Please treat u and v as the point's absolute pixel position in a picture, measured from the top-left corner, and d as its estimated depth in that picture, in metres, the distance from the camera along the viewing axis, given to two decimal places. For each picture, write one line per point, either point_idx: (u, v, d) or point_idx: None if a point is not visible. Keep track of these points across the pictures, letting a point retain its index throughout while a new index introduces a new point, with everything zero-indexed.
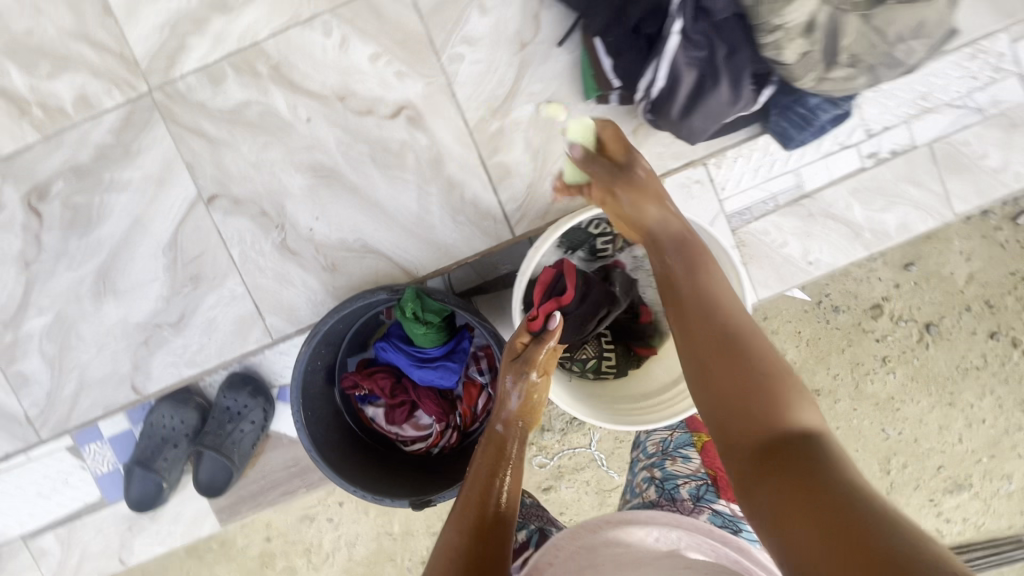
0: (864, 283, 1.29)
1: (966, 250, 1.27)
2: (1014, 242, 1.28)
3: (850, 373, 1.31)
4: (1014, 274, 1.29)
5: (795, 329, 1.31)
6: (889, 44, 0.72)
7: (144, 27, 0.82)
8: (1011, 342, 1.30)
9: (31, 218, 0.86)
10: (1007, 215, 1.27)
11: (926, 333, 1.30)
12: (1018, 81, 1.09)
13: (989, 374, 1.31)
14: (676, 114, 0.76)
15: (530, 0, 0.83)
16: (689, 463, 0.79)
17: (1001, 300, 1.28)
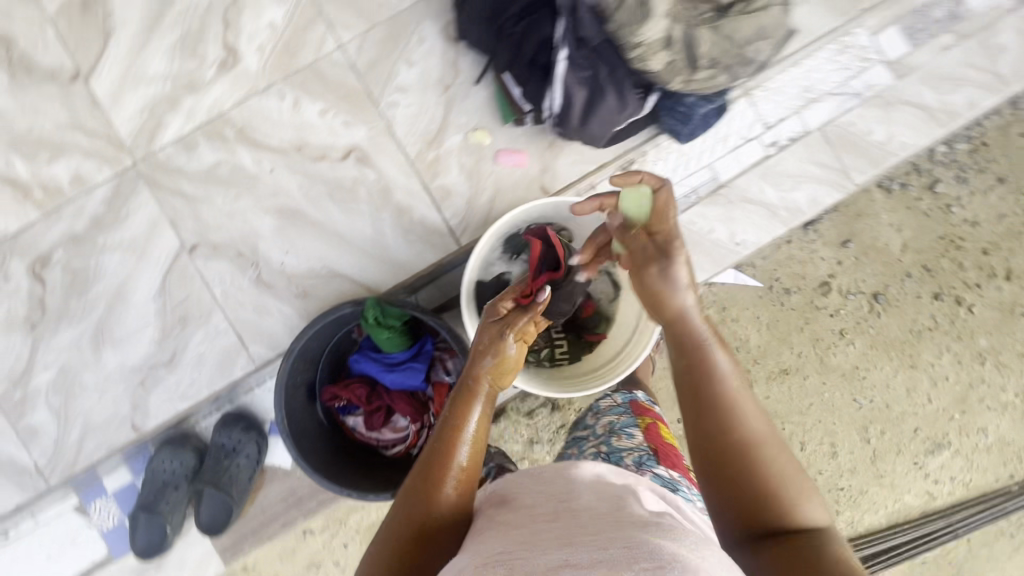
0: (810, 265, 1.46)
1: (895, 224, 1.47)
2: (936, 210, 1.49)
3: (814, 349, 1.48)
4: (942, 239, 1.49)
5: (754, 315, 1.46)
6: (739, 47, 0.88)
7: (127, 111, 0.97)
8: (954, 301, 1.49)
9: (35, 285, 0.98)
10: (924, 187, 1.48)
11: (875, 302, 1.48)
12: (884, 67, 1.26)
13: (942, 333, 1.50)
14: (577, 124, 0.91)
15: (449, 51, 0.99)
16: (632, 438, 0.84)
17: (935, 265, 1.48)
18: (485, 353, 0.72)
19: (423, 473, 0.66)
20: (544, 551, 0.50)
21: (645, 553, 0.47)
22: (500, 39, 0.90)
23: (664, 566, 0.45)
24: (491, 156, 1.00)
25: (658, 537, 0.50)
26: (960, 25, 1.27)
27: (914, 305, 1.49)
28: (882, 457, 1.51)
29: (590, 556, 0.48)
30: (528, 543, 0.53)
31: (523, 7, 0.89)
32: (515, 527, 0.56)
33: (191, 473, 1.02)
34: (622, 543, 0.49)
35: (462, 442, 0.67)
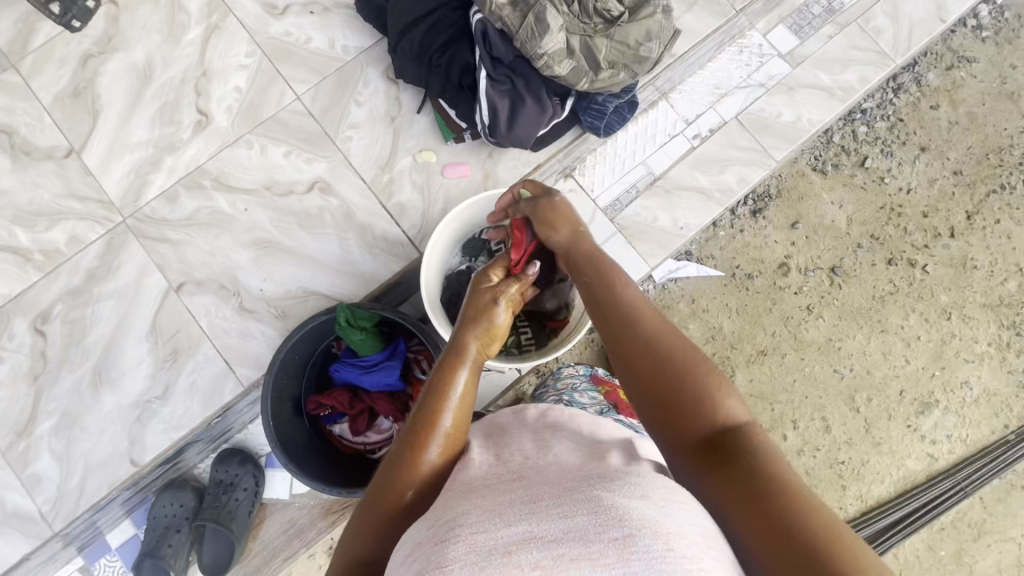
0: (765, 248, 1.49)
1: (837, 200, 1.52)
2: (873, 181, 1.53)
3: (785, 328, 1.48)
4: (884, 207, 1.53)
5: (723, 303, 1.47)
6: (633, 48, 1.03)
7: (115, 176, 1.11)
8: (908, 264, 1.53)
9: (37, 339, 1.07)
10: (855, 163, 1.53)
11: (835, 275, 1.51)
12: (780, 59, 1.43)
13: (904, 295, 1.52)
14: (505, 131, 1.04)
15: (391, 89, 1.15)
16: (592, 396, 0.97)
17: (882, 232, 1.52)
18: (473, 322, 0.69)
19: (409, 440, 0.60)
20: (510, 517, 0.46)
21: (612, 519, 0.44)
22: (430, 70, 1.06)
23: (632, 533, 0.43)
24: (438, 171, 1.13)
25: (624, 497, 0.47)
26: (839, 17, 1.46)
27: (872, 274, 1.52)
28: (875, 426, 1.51)
29: (559, 525, 0.45)
30: (494, 508, 0.48)
31: (444, 42, 1.05)
32: (480, 489, 0.53)
33: (191, 513, 1.11)
34: (589, 509, 0.46)
35: (450, 407, 0.62)
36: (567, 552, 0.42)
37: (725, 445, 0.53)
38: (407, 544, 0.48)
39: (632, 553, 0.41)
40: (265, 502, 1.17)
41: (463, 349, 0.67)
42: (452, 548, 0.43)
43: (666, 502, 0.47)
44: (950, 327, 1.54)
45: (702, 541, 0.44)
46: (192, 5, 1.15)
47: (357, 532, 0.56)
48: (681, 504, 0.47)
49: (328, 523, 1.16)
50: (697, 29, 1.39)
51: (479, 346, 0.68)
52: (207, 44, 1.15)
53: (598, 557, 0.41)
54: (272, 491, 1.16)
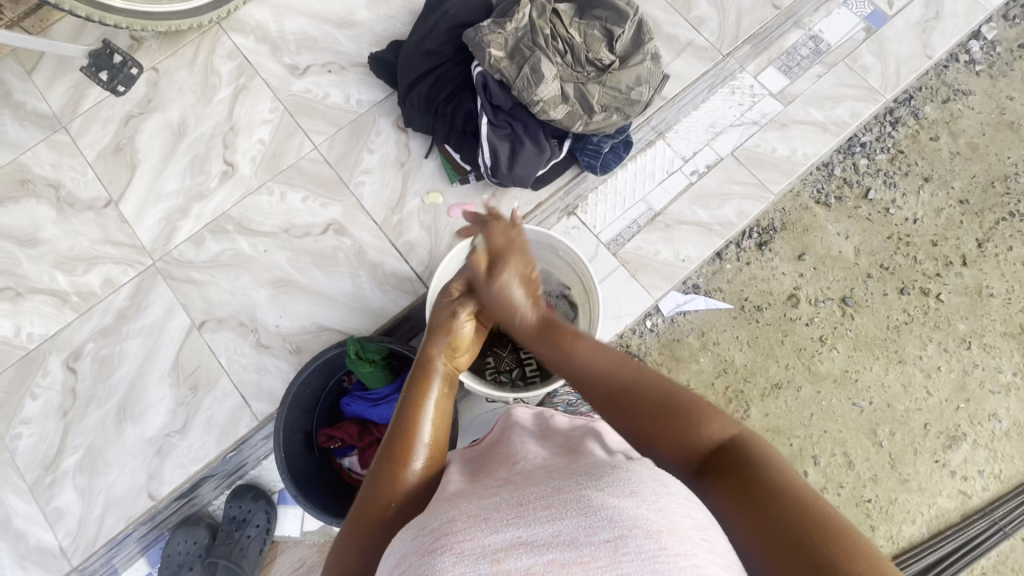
0: (773, 279, 1.51)
1: (842, 230, 1.53)
2: (877, 212, 1.55)
3: (798, 359, 1.47)
4: (892, 237, 1.54)
5: (733, 335, 1.47)
6: (624, 93, 1.10)
7: (148, 223, 1.20)
8: (921, 293, 1.52)
9: (68, 376, 1.14)
10: (858, 196, 1.55)
11: (846, 305, 1.51)
12: (772, 98, 1.50)
13: (919, 325, 1.51)
14: (507, 171, 1.10)
15: (401, 137, 1.24)
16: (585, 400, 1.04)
17: (891, 261, 1.53)
18: (437, 331, 0.74)
19: (388, 454, 0.63)
20: (496, 522, 0.47)
21: (601, 520, 0.45)
22: (436, 118, 1.15)
23: (623, 534, 0.43)
24: (445, 211, 1.20)
25: (614, 496, 0.47)
26: (826, 57, 1.53)
27: (884, 304, 1.51)
28: (901, 461, 1.45)
29: (548, 529, 0.45)
30: (480, 513, 0.49)
31: (448, 93, 1.14)
32: (468, 496, 0.54)
33: (204, 550, 1.14)
34: (578, 510, 0.46)
35: (425, 420, 0.66)
36: (557, 557, 0.43)
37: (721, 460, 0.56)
38: (394, 554, 0.48)
39: (624, 554, 0.42)
40: (278, 539, 1.18)
41: (429, 363, 0.71)
42: (441, 559, 0.43)
43: (657, 496, 0.47)
44: (972, 356, 1.51)
45: (692, 533, 0.45)
46: (223, 69, 1.28)
47: (345, 546, 0.58)
48: (673, 495, 0.48)
49: None
50: (688, 73, 1.47)
51: (444, 360, 0.72)
52: (235, 103, 1.26)
53: (591, 560, 0.42)
54: (283, 528, 1.18)
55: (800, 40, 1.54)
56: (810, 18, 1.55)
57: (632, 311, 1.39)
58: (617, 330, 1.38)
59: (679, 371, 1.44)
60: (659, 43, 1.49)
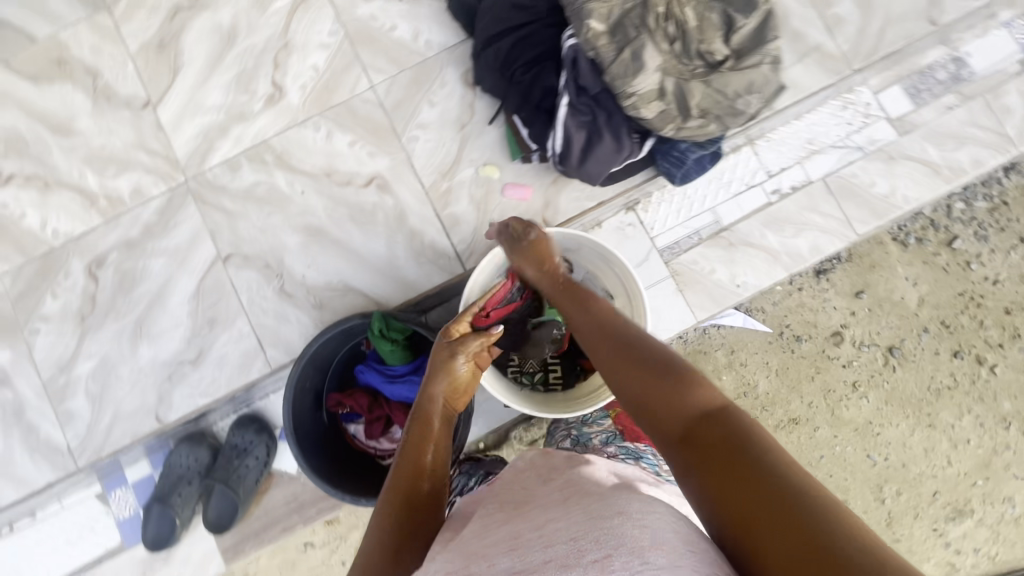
0: (821, 312, 1.40)
1: (911, 276, 1.40)
2: (956, 264, 1.40)
3: (822, 400, 1.39)
4: (962, 294, 1.40)
5: (763, 360, 1.39)
6: (730, 99, 0.95)
7: (184, 136, 1.12)
8: (975, 360, 1.40)
9: (89, 282, 1.11)
10: (940, 242, 1.40)
11: (890, 355, 1.40)
12: (887, 123, 1.31)
13: (962, 393, 1.41)
14: (576, 164, 0.99)
15: (466, 95, 1.11)
16: (601, 424, 0.96)
17: (953, 319, 1.40)
18: (438, 376, 0.77)
19: (393, 500, 0.63)
20: (494, 556, 0.49)
21: (588, 542, 0.46)
22: (510, 85, 1.01)
23: (609, 553, 0.44)
24: (499, 189, 1.09)
25: (601, 519, 0.48)
26: (963, 87, 1.32)
27: (932, 363, 1.40)
28: (898, 521, 1.41)
29: (542, 556, 0.47)
30: (478, 551, 0.51)
31: (530, 59, 1.00)
32: (471, 536, 0.55)
33: (204, 468, 1.15)
34: (569, 535, 0.48)
35: (422, 457, 0.68)
36: None
37: (707, 426, 0.55)
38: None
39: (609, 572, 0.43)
40: (275, 471, 1.20)
41: (431, 403, 0.75)
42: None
43: (643, 515, 0.48)
44: (1008, 436, 1.41)
45: (678, 543, 0.45)
46: None
47: None
48: (660, 517, 0.48)
49: (329, 506, 1.19)
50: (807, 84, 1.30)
51: (443, 402, 0.75)
52: (292, 16, 1.13)
53: None
54: (282, 463, 1.19)
55: (940, 60, 1.32)
56: (959, 35, 1.32)
57: (672, 328, 1.30)
58: None
59: None
60: (782, 40, 1.32)
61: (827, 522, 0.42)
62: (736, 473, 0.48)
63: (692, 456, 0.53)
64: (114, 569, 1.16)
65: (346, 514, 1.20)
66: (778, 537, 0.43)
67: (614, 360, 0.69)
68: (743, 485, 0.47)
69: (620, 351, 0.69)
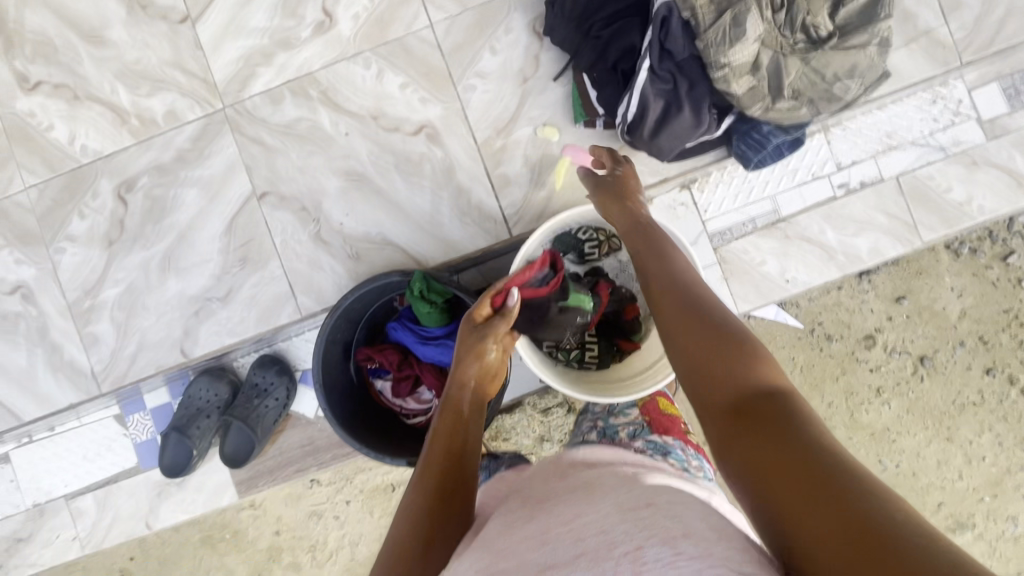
0: (858, 314, 1.34)
1: (959, 288, 1.33)
2: (1008, 280, 1.33)
3: (844, 402, 1.36)
4: (1008, 311, 1.33)
5: (790, 356, 1.35)
6: (828, 82, 0.86)
7: (224, 58, 1.04)
8: (1006, 380, 1.35)
9: (118, 205, 1.06)
10: (995, 255, 1.32)
11: (921, 365, 1.35)
12: (976, 124, 1.21)
13: (987, 411, 1.36)
14: (647, 135, 0.91)
15: (533, 45, 1.01)
16: (628, 416, 0.90)
17: (994, 336, 1.33)
18: (468, 362, 0.74)
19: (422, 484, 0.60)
20: (522, 549, 0.45)
21: (618, 535, 0.42)
22: (585, 40, 0.93)
23: (640, 545, 0.40)
24: (556, 152, 1.02)
25: (634, 513, 0.44)
26: None
27: (962, 377, 1.35)
28: None
29: (571, 549, 0.43)
30: (506, 548, 0.47)
31: (613, 13, 0.91)
32: (495, 531, 0.52)
33: (224, 404, 1.15)
34: (597, 528, 0.44)
35: (452, 446, 0.64)
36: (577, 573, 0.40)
37: (761, 398, 0.48)
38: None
39: (641, 565, 0.39)
40: (292, 413, 1.18)
41: (461, 389, 0.72)
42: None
43: (673, 514, 0.44)
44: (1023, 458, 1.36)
45: (714, 541, 0.40)
46: None
47: None
48: (692, 515, 0.44)
49: (344, 454, 1.18)
50: (902, 72, 1.20)
51: (474, 387, 0.73)
52: None
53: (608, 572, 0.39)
54: (300, 406, 1.18)
55: None
56: None
57: None
58: None
59: None
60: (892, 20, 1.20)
61: (871, 504, 0.36)
62: (787, 463, 0.41)
63: (731, 423, 0.48)
64: (130, 491, 1.17)
65: (357, 465, 1.19)
66: (808, 511, 0.38)
67: (670, 310, 0.62)
68: (793, 472, 0.40)
69: (676, 298, 0.63)
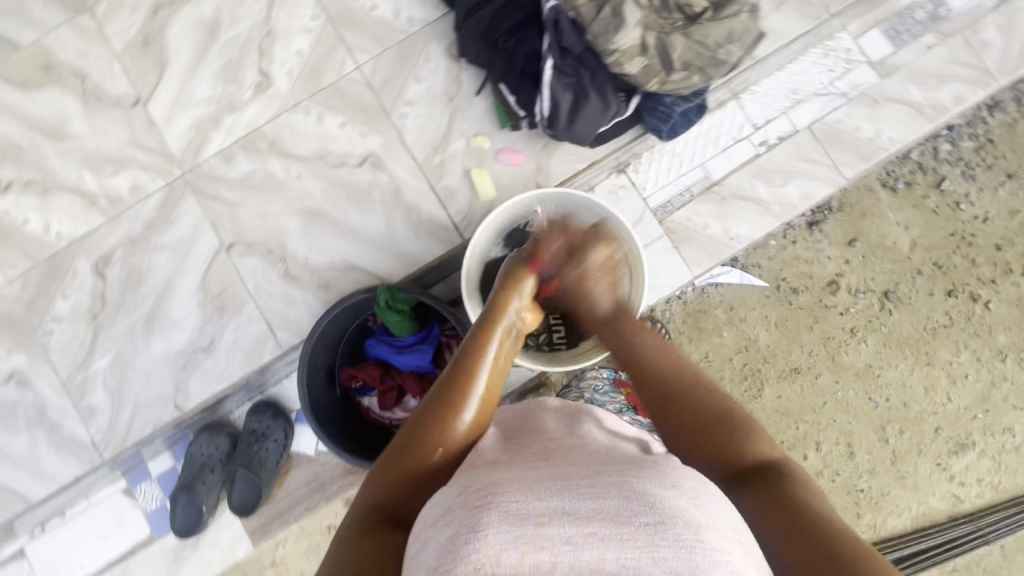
0: (816, 263, 1.39)
1: (903, 221, 1.39)
2: (946, 205, 1.40)
3: (823, 347, 1.39)
4: (954, 234, 1.40)
5: (763, 315, 1.38)
6: (711, 50, 0.97)
7: (177, 130, 1.14)
8: (969, 298, 1.40)
9: (97, 280, 1.13)
10: (930, 184, 1.40)
11: (887, 300, 1.40)
12: (868, 67, 1.33)
13: (958, 331, 1.40)
14: (565, 126, 1.01)
15: (452, 68, 1.12)
16: (613, 396, 0.91)
17: (947, 261, 1.40)
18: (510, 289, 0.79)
19: (440, 398, 0.63)
20: (540, 490, 0.48)
21: (641, 504, 0.46)
22: (494, 54, 1.03)
23: (662, 520, 0.44)
24: (491, 158, 1.11)
25: (655, 485, 0.48)
26: (942, 26, 1.34)
27: (928, 304, 1.40)
28: (905, 461, 1.40)
29: (588, 505, 0.46)
30: (525, 484, 0.49)
31: (513, 25, 1.01)
32: (508, 465, 0.55)
33: (225, 455, 1.18)
34: (621, 491, 0.47)
35: (483, 368, 0.67)
36: (598, 531, 0.44)
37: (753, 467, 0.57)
38: (438, 508, 0.50)
39: (660, 539, 0.43)
40: (293, 454, 1.22)
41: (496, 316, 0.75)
42: (485, 515, 0.45)
43: (697, 493, 0.48)
44: (1003, 370, 1.42)
45: (728, 533, 0.46)
46: None
47: (377, 487, 0.58)
48: (711, 497, 0.49)
49: (349, 482, 1.22)
50: (783, 32, 1.31)
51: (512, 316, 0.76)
52: (273, 4, 1.14)
53: (628, 539, 0.43)
54: (300, 445, 1.22)
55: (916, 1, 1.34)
56: None
57: (670, 284, 1.33)
58: (650, 301, 1.33)
59: (700, 342, 1.37)
60: None
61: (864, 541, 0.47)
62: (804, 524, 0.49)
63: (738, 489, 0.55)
64: (146, 560, 1.19)
65: None
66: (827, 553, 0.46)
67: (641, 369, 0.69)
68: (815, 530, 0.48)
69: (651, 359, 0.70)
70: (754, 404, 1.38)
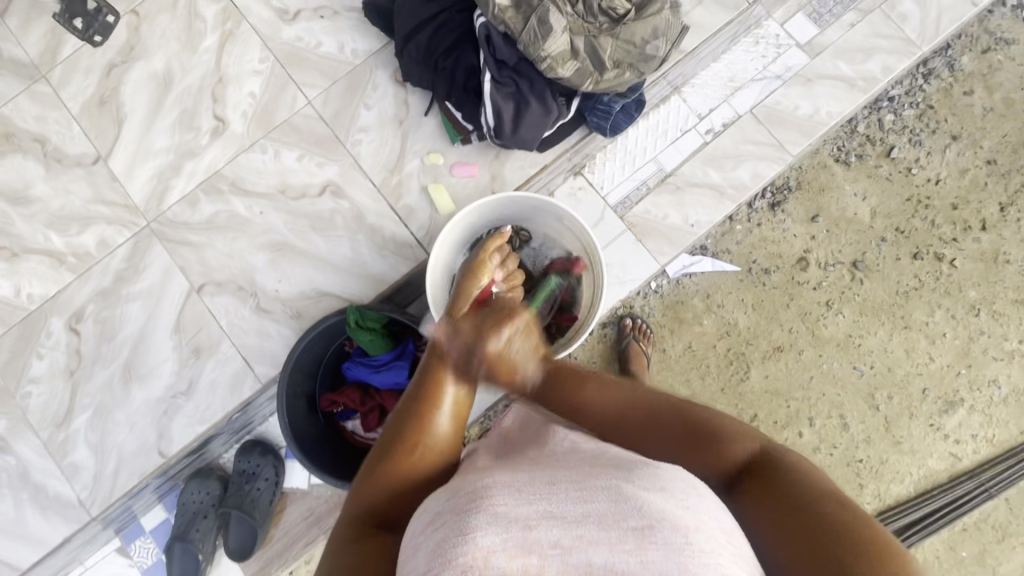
0: (784, 242, 1.42)
1: (860, 192, 1.43)
2: (899, 172, 1.44)
3: (802, 323, 1.41)
4: (911, 199, 1.44)
5: (739, 298, 1.41)
6: (639, 47, 1.02)
7: (139, 181, 1.17)
8: (934, 259, 1.43)
9: (71, 337, 1.14)
10: (881, 154, 1.44)
11: (856, 270, 1.43)
12: (798, 49, 1.40)
13: (929, 291, 1.43)
14: (511, 133, 1.05)
15: (399, 93, 1.17)
16: None
17: (909, 225, 1.43)
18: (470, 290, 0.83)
19: (417, 398, 0.65)
20: (527, 492, 0.50)
21: (629, 507, 0.46)
22: (436, 74, 1.07)
23: (651, 523, 0.45)
24: (446, 173, 1.15)
25: (644, 488, 0.49)
26: (861, 3, 1.42)
27: (896, 269, 1.43)
28: (898, 426, 1.42)
29: (577, 509, 0.48)
30: (517, 487, 0.51)
31: (449, 46, 1.07)
32: (497, 469, 0.56)
33: (217, 500, 1.17)
34: (608, 496, 0.48)
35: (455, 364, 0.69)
36: (586, 533, 0.45)
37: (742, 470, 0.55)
38: (426, 515, 0.51)
39: (649, 542, 0.44)
40: (287, 490, 1.21)
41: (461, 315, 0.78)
42: (473, 518, 0.46)
43: (686, 495, 0.48)
44: (979, 324, 1.44)
45: (718, 534, 0.46)
46: (207, 13, 1.19)
47: (361, 493, 0.59)
48: (701, 497, 0.49)
49: None
50: (708, 24, 1.37)
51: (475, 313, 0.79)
52: (222, 52, 1.18)
53: (617, 542, 0.44)
54: (292, 481, 1.21)
55: None
56: None
57: (639, 275, 1.36)
58: (622, 296, 1.36)
59: (680, 332, 1.38)
60: None
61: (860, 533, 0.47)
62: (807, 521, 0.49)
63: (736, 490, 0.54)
64: None
65: None
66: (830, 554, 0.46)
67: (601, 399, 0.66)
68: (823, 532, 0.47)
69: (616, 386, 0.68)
70: (742, 386, 1.40)
